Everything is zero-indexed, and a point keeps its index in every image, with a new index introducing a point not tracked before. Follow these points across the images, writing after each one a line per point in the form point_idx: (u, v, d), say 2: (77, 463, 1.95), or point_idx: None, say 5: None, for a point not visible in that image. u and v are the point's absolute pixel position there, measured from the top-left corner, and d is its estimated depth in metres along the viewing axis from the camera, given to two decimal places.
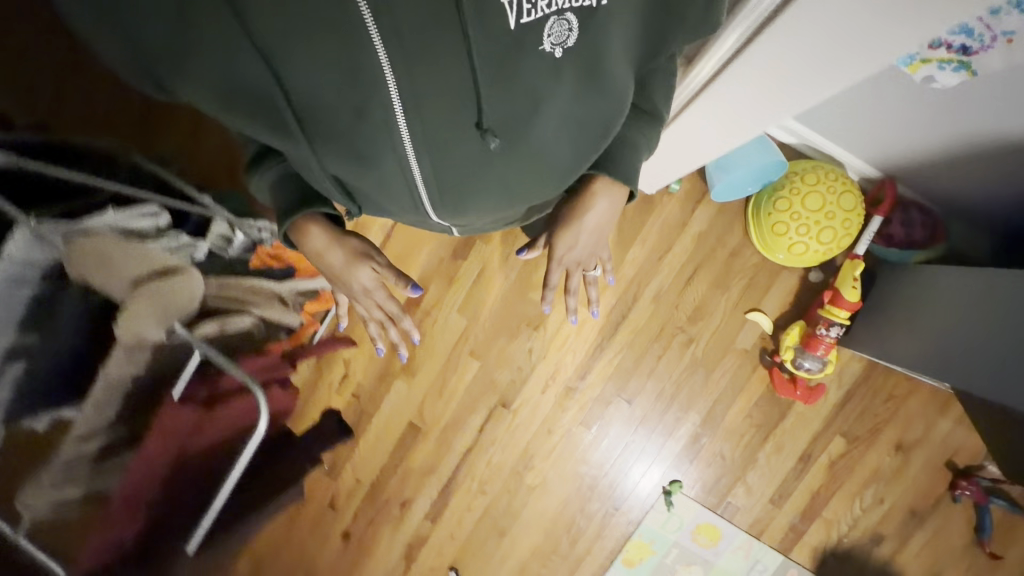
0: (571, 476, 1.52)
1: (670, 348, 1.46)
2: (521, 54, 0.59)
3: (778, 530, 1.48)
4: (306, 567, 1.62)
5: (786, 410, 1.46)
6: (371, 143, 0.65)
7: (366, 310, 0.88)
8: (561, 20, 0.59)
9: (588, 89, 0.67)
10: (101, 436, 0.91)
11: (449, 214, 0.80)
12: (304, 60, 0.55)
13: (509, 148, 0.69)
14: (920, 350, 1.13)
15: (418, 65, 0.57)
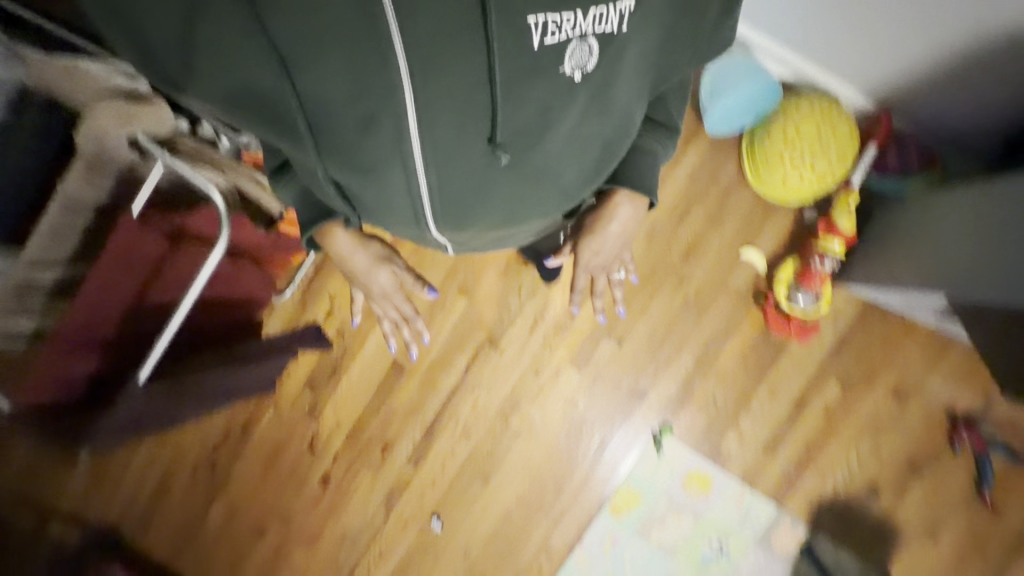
0: (558, 420, 1.48)
1: (661, 287, 1.44)
2: (535, 71, 0.71)
3: (770, 479, 1.44)
4: (281, 512, 1.56)
5: (779, 354, 1.42)
6: (377, 151, 0.74)
7: (384, 304, 1.10)
8: (580, 44, 0.71)
9: (594, 106, 0.78)
10: (59, 267, 1.06)
11: (447, 228, 0.87)
12: (334, 78, 0.67)
13: (512, 161, 0.79)
14: (920, 271, 1.10)
15: (436, 82, 0.68)
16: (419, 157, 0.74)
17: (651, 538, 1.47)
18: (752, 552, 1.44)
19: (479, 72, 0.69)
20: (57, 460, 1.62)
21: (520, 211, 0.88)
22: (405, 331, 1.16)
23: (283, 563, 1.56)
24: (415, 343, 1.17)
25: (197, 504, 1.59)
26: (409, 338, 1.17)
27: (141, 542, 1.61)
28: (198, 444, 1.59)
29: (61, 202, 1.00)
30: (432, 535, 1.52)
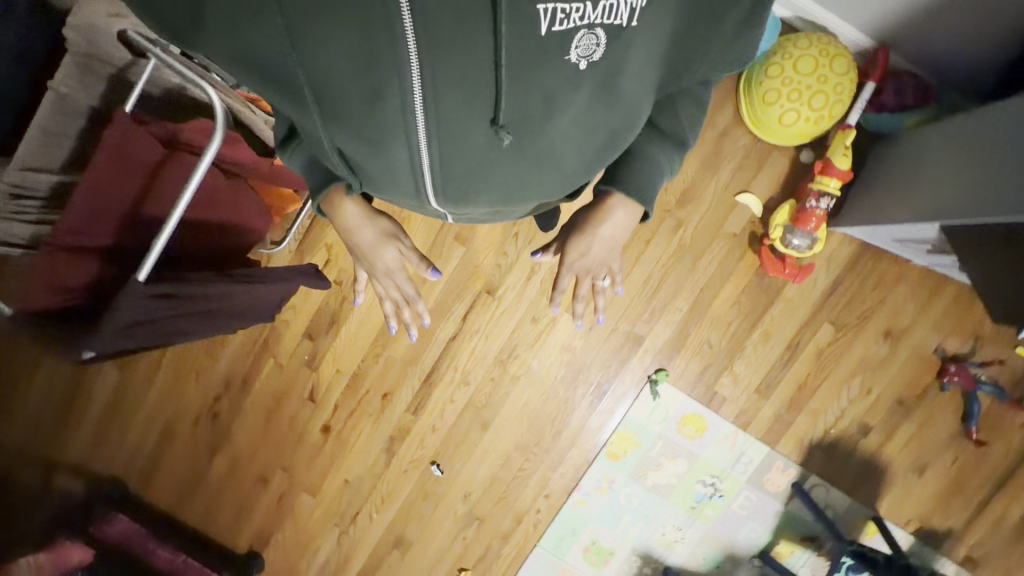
0: (556, 367, 1.50)
1: (658, 233, 1.44)
2: (544, 60, 0.56)
3: (764, 421, 1.47)
4: (284, 462, 1.59)
5: (774, 298, 1.43)
6: (381, 127, 0.63)
7: (386, 287, 0.95)
8: (590, 32, 0.54)
9: (602, 98, 0.62)
10: (55, 175, 1.02)
11: (452, 204, 0.77)
12: (319, 41, 0.54)
13: (524, 149, 0.66)
14: (913, 202, 1.12)
15: (438, 52, 0.54)
16: (425, 135, 0.63)
17: (647, 481, 1.50)
18: (745, 491, 1.48)
19: (487, 54, 0.55)
20: (60, 415, 1.63)
21: (528, 193, 0.77)
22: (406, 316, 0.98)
23: (288, 509, 1.60)
24: (413, 332, 0.99)
25: (200, 456, 1.61)
26: (409, 324, 0.99)
27: (147, 493, 1.64)
28: (197, 397, 1.59)
29: (52, 99, 1.01)
30: (433, 480, 1.56)
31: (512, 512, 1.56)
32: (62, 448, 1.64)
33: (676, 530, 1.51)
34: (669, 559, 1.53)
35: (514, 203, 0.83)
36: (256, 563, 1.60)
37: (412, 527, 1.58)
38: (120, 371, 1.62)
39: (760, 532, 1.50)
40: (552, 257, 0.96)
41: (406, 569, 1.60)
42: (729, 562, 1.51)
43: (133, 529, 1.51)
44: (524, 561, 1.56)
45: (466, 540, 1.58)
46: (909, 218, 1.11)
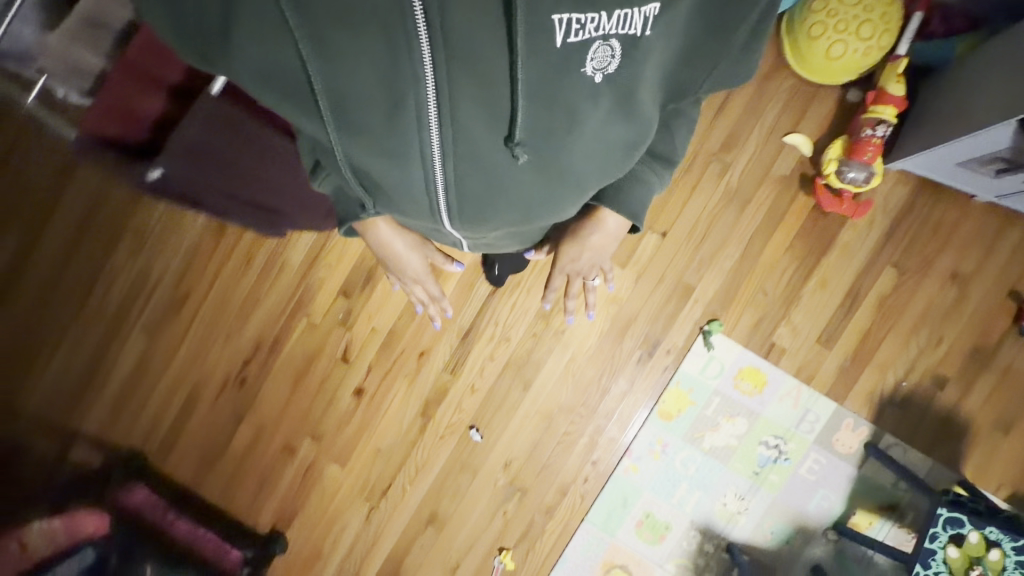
0: (602, 321, 1.43)
1: (705, 176, 1.39)
2: (560, 72, 0.61)
3: (827, 376, 1.36)
4: (312, 429, 1.49)
5: (831, 242, 1.37)
6: (401, 139, 0.66)
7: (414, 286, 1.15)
8: (604, 43, 0.60)
9: (616, 112, 0.68)
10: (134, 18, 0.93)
11: (466, 223, 0.81)
12: (343, 65, 0.59)
13: (535, 162, 0.70)
14: (994, 105, 1.06)
15: (461, 70, 0.59)
16: (440, 151, 0.67)
17: (704, 444, 1.39)
18: (813, 454, 1.36)
19: (505, 68, 0.60)
20: (81, 384, 1.54)
21: (537, 210, 0.81)
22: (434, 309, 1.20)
23: (315, 482, 1.49)
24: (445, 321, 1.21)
25: (224, 424, 1.52)
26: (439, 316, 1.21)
27: (165, 466, 1.53)
28: (223, 361, 1.51)
29: None
30: (471, 447, 1.45)
31: (557, 481, 1.43)
32: (81, 419, 1.54)
33: (739, 500, 1.38)
34: (732, 535, 1.38)
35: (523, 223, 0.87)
36: (278, 545, 1.45)
37: (447, 502, 1.46)
38: (145, 339, 1.54)
39: (833, 501, 1.36)
40: (544, 253, 1.19)
41: (439, 550, 1.46)
42: (801, 537, 1.36)
43: (150, 499, 1.41)
44: (571, 538, 1.43)
45: (506, 516, 1.44)
46: (997, 118, 1.04)
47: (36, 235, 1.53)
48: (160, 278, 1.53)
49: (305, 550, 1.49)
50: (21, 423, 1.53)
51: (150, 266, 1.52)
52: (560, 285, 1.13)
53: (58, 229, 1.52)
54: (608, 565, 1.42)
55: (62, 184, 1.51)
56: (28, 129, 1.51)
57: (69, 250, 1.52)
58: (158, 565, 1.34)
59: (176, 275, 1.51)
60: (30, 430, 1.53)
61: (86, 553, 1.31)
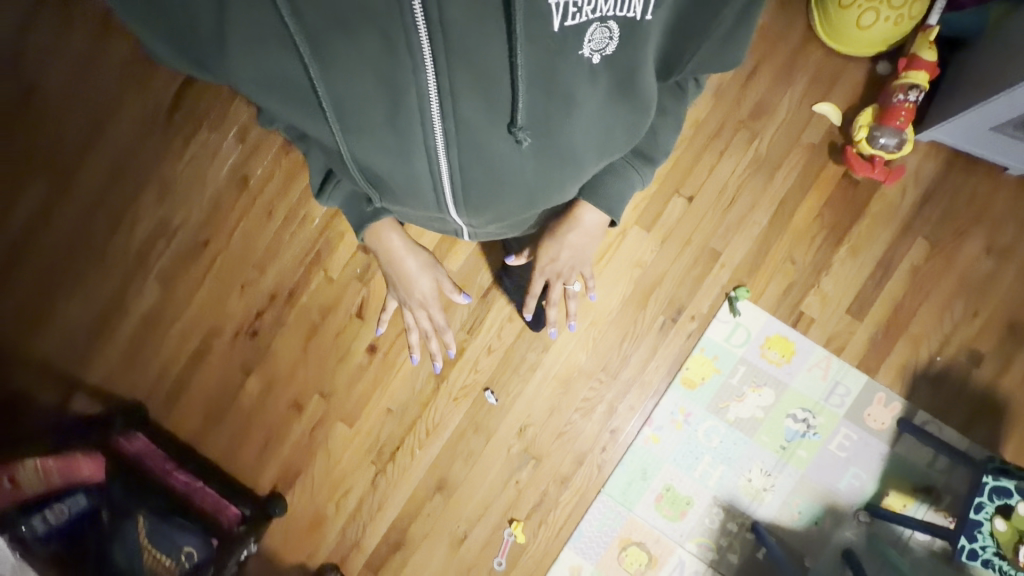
0: (625, 284, 1.40)
1: (733, 142, 1.39)
2: (559, 57, 0.60)
3: (858, 348, 1.32)
4: (322, 386, 1.45)
5: (861, 211, 1.35)
6: (403, 133, 0.67)
7: (419, 309, 1.16)
8: (602, 26, 0.59)
9: (616, 93, 0.68)
10: None
11: (471, 211, 0.83)
12: (342, 66, 0.59)
13: (537, 146, 0.71)
14: None
15: (459, 63, 0.58)
16: (443, 144, 0.67)
17: (728, 415, 1.33)
18: (843, 429, 1.30)
19: (504, 59, 0.58)
20: (91, 333, 1.51)
21: (541, 196, 0.83)
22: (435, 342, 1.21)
23: (321, 442, 1.43)
24: (446, 355, 1.22)
25: (233, 378, 1.48)
26: (439, 350, 1.21)
27: (168, 420, 1.48)
28: (237, 312, 1.49)
29: None
30: (485, 410, 1.40)
31: (574, 449, 1.38)
32: (86, 368, 1.50)
33: (765, 476, 1.31)
34: (758, 513, 1.31)
35: (525, 211, 0.89)
36: (277, 506, 1.39)
37: (458, 467, 1.40)
38: (159, 289, 1.51)
39: (865, 480, 1.29)
40: (526, 258, 1.20)
41: (448, 519, 1.39)
42: (830, 518, 1.29)
43: (150, 447, 1.36)
44: (586, 511, 1.36)
45: (519, 484, 1.38)
46: None
47: (61, 181, 1.53)
48: (179, 228, 1.51)
49: (307, 513, 1.42)
50: (25, 370, 1.49)
51: (171, 215, 1.51)
52: (541, 288, 1.11)
53: (84, 177, 1.52)
54: (624, 542, 1.34)
55: (92, 131, 1.53)
56: (62, 77, 1.53)
57: (93, 198, 1.52)
58: (150, 514, 1.26)
59: (196, 225, 1.51)
60: (34, 379, 1.49)
61: (78, 498, 1.26)
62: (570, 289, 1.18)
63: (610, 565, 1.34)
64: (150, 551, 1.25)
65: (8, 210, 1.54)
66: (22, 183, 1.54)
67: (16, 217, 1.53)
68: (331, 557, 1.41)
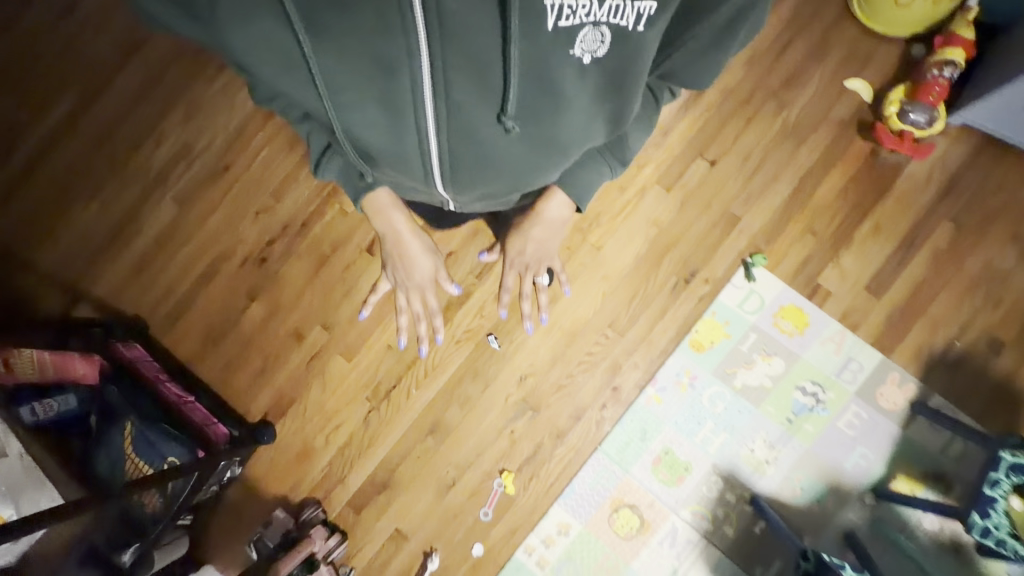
0: (640, 242, 1.38)
1: (761, 111, 1.39)
2: (551, 51, 0.66)
3: (875, 324, 1.29)
4: (325, 318, 1.43)
5: (885, 188, 1.34)
6: (393, 108, 0.71)
7: (413, 292, 1.23)
8: (594, 30, 0.65)
9: (603, 91, 0.74)
10: None
11: (457, 191, 0.87)
12: (339, 49, 0.64)
13: (525, 134, 0.75)
14: None
15: (454, 53, 0.64)
16: (434, 125, 0.72)
17: (735, 382, 1.30)
18: (853, 406, 1.26)
19: (498, 51, 0.64)
20: (102, 245, 1.52)
21: (525, 180, 0.87)
22: (423, 328, 1.28)
23: (318, 373, 1.41)
24: (429, 343, 1.29)
25: (236, 301, 1.46)
26: (426, 336, 1.29)
27: (167, 337, 1.46)
28: (249, 237, 1.48)
29: None
30: (487, 356, 1.38)
31: (573, 404, 1.34)
32: (94, 279, 1.50)
33: (768, 448, 1.27)
34: (758, 486, 1.26)
35: (507, 193, 0.93)
36: (265, 430, 1.36)
37: (453, 411, 1.37)
38: (175, 208, 1.51)
39: (872, 461, 1.24)
40: (497, 254, 1.36)
41: (437, 464, 1.35)
42: (834, 497, 1.24)
43: (144, 356, 1.35)
44: (579, 469, 1.32)
45: (513, 435, 1.34)
46: None
47: (93, 95, 1.56)
48: (202, 150, 1.52)
49: (295, 443, 1.39)
50: (33, 274, 1.49)
51: (196, 137, 1.53)
52: (515, 284, 1.21)
53: (117, 92, 1.55)
54: (615, 505, 1.29)
55: (130, 49, 1.56)
56: None
57: (123, 114, 1.55)
58: (138, 422, 1.22)
59: (219, 149, 1.52)
60: (42, 282, 1.49)
61: (68, 399, 1.23)
62: (540, 283, 1.26)
63: (599, 526, 1.29)
64: (132, 460, 1.20)
65: (39, 117, 1.56)
66: (54, 95, 1.56)
67: (45, 126, 1.56)
68: (313, 492, 1.37)
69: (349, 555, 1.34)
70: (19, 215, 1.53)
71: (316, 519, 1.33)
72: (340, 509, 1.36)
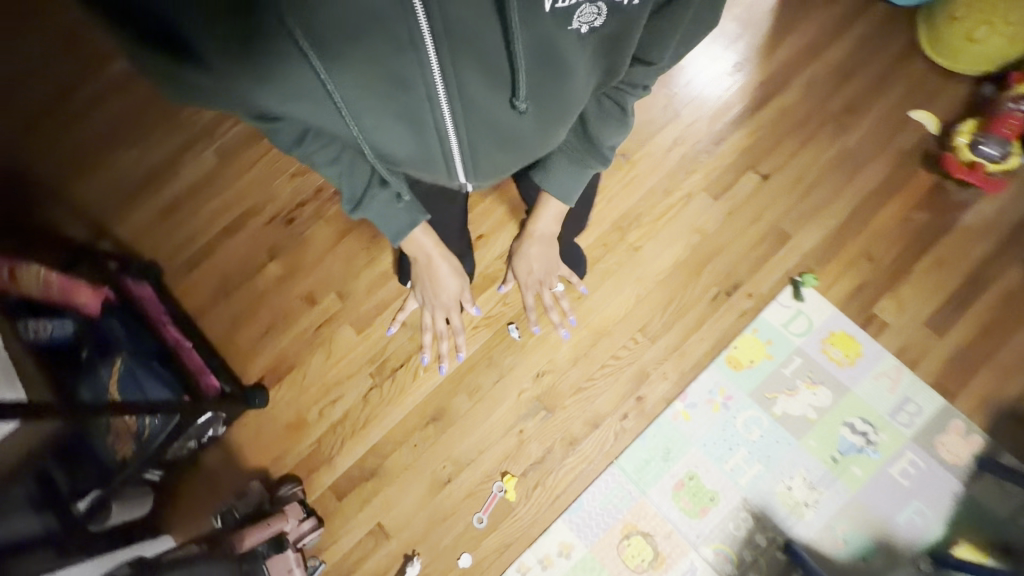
0: (681, 247, 1.30)
1: (819, 133, 1.35)
2: (554, 35, 0.65)
3: (936, 364, 1.17)
4: (341, 286, 1.37)
5: (948, 224, 1.26)
6: (415, 114, 0.72)
7: (439, 310, 1.19)
8: (591, 4, 0.64)
9: (601, 54, 0.73)
10: None
11: (478, 173, 0.88)
12: (357, 71, 0.64)
13: (536, 110, 0.76)
14: None
15: (462, 53, 0.63)
16: (452, 119, 0.73)
17: (774, 409, 1.17)
18: (908, 453, 1.12)
19: (502, 43, 0.64)
20: (135, 189, 1.51)
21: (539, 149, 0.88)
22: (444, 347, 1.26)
23: (324, 341, 1.33)
24: (448, 361, 1.26)
25: (255, 257, 1.42)
26: (446, 355, 1.25)
27: (178, 285, 1.41)
28: (281, 197, 1.46)
29: None
30: (505, 345, 1.28)
31: (591, 410, 1.22)
32: (120, 220, 1.48)
33: (808, 488, 1.12)
34: (794, 531, 1.10)
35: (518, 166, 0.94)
36: (257, 393, 1.26)
37: (459, 400, 1.26)
38: (214, 161, 1.51)
39: (929, 519, 1.08)
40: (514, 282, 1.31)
41: (434, 456, 1.23)
42: (883, 556, 1.07)
43: (152, 296, 1.30)
44: (591, 482, 1.18)
45: (521, 435, 1.22)
46: None
47: None
48: None
49: (286, 413, 1.29)
50: (60, 206, 1.48)
51: None
52: (534, 301, 1.21)
53: None
54: (627, 531, 1.14)
55: None
56: None
57: None
58: (128, 360, 1.13)
59: None
60: (68, 216, 1.47)
61: (65, 323, 1.10)
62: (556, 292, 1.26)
63: (606, 553, 1.13)
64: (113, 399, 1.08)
65: (104, 64, 1.61)
66: None
67: (108, 73, 1.60)
68: (295, 469, 1.25)
69: (322, 544, 1.20)
70: (63, 151, 1.54)
71: (294, 496, 1.19)
72: (322, 491, 1.23)
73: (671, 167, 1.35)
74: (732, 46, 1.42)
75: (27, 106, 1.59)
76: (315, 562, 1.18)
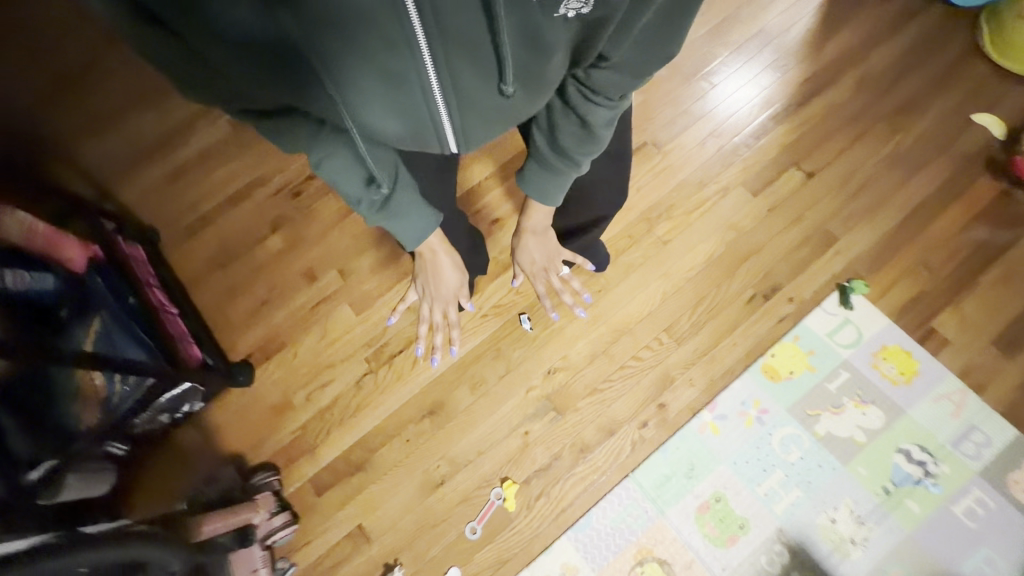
0: (714, 244, 1.19)
1: (868, 133, 1.25)
2: (545, 20, 0.55)
3: (1004, 390, 1.04)
4: (344, 263, 1.28)
5: (1011, 238, 1.15)
6: (412, 114, 0.63)
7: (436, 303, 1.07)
8: None
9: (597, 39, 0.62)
10: None
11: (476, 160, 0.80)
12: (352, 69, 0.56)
13: (533, 98, 0.66)
14: None
15: (453, 43, 0.55)
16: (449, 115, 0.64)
17: (816, 428, 1.03)
18: (973, 490, 0.97)
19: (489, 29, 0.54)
20: (142, 153, 1.45)
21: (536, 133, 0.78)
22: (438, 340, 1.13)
23: (320, 320, 1.23)
24: (441, 353, 1.13)
25: (257, 229, 1.34)
26: (439, 347, 1.13)
27: (174, 252, 1.33)
28: (290, 168, 1.39)
29: None
30: (516, 337, 1.17)
31: (607, 414, 1.09)
32: (123, 184, 1.42)
33: (855, 522, 0.97)
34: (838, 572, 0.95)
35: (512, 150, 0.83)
36: (244, 370, 1.16)
37: (461, 393, 1.13)
38: (226, 130, 1.45)
39: (999, 569, 0.93)
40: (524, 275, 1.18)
41: (428, 453, 1.10)
42: None
43: (143, 259, 1.20)
44: (603, 496, 1.04)
45: (527, 437, 1.09)
46: None
47: None
48: None
49: (271, 394, 1.18)
50: (64, 164, 1.42)
51: None
52: (541, 291, 1.09)
53: None
54: (641, 557, 0.99)
55: None
56: None
57: None
58: (110, 318, 1.02)
59: None
60: (69, 175, 1.41)
61: (47, 277, 0.96)
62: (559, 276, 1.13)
63: None
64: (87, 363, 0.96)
65: None
66: None
67: None
68: (274, 456, 1.13)
69: (295, 544, 1.06)
70: (73, 110, 1.49)
71: (268, 486, 1.07)
72: (301, 484, 1.10)
73: (706, 160, 1.26)
74: (775, 42, 1.35)
75: (44, 64, 1.55)
76: (285, 565, 1.04)
